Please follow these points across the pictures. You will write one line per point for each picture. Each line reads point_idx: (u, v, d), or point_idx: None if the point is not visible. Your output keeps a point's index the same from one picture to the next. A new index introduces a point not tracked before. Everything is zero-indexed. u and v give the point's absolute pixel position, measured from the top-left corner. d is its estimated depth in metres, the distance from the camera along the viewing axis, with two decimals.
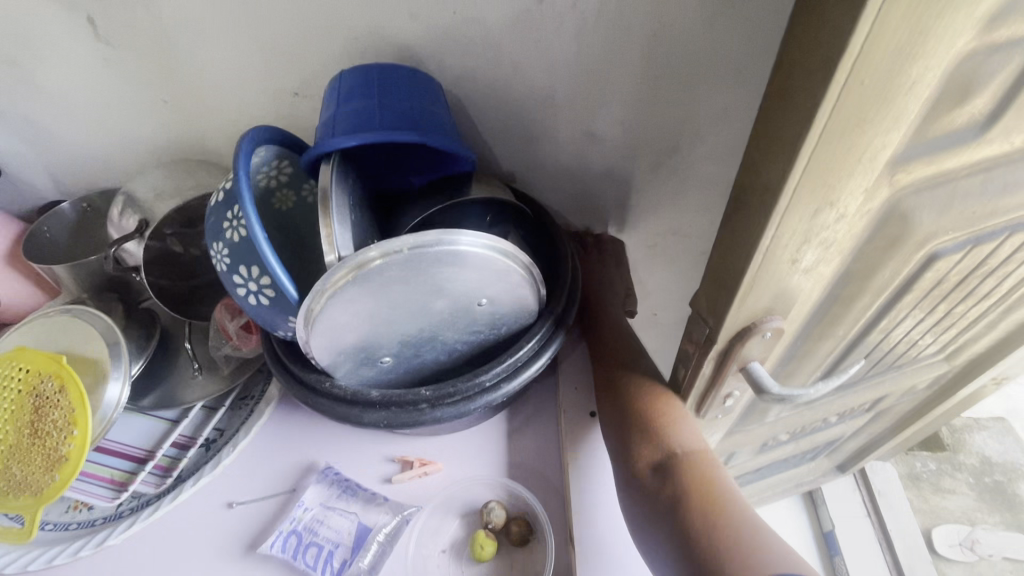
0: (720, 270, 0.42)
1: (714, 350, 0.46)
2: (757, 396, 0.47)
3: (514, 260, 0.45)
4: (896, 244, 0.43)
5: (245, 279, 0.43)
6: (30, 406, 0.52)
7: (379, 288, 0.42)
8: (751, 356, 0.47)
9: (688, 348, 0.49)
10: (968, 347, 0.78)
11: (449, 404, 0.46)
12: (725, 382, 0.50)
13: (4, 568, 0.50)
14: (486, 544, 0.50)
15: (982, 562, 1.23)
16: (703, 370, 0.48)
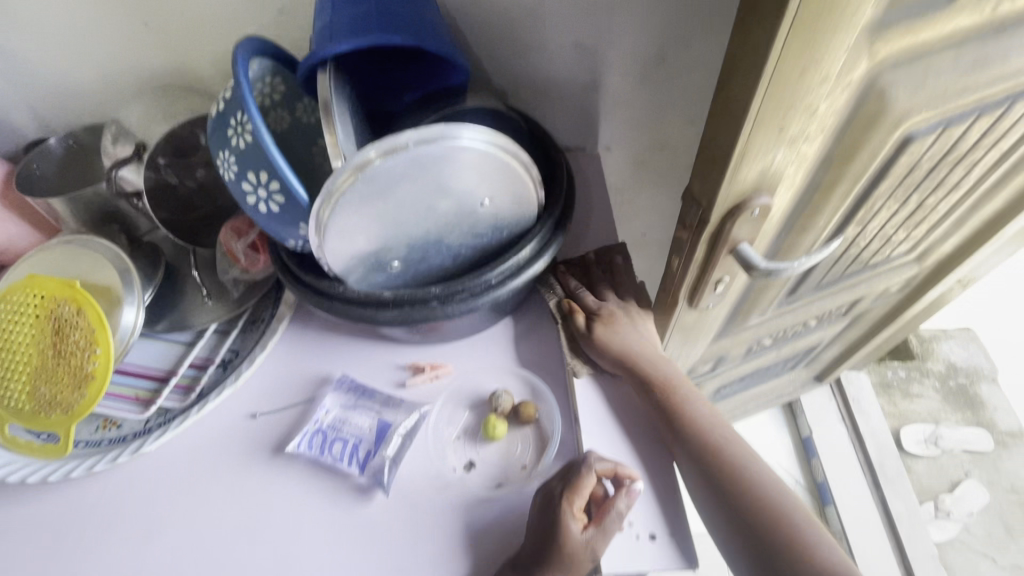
0: (712, 148, 0.45)
1: (707, 230, 0.49)
2: (747, 272, 0.51)
3: (514, 158, 0.47)
4: (875, 125, 0.46)
5: (255, 186, 0.44)
6: (50, 329, 0.54)
7: (384, 190, 0.44)
8: (740, 239, 0.51)
9: (682, 235, 0.53)
10: (938, 247, 0.83)
11: (459, 300, 0.50)
12: (717, 266, 0.54)
13: (48, 478, 0.53)
14: (498, 424, 0.56)
15: (943, 455, 1.35)
16: (696, 253, 0.52)
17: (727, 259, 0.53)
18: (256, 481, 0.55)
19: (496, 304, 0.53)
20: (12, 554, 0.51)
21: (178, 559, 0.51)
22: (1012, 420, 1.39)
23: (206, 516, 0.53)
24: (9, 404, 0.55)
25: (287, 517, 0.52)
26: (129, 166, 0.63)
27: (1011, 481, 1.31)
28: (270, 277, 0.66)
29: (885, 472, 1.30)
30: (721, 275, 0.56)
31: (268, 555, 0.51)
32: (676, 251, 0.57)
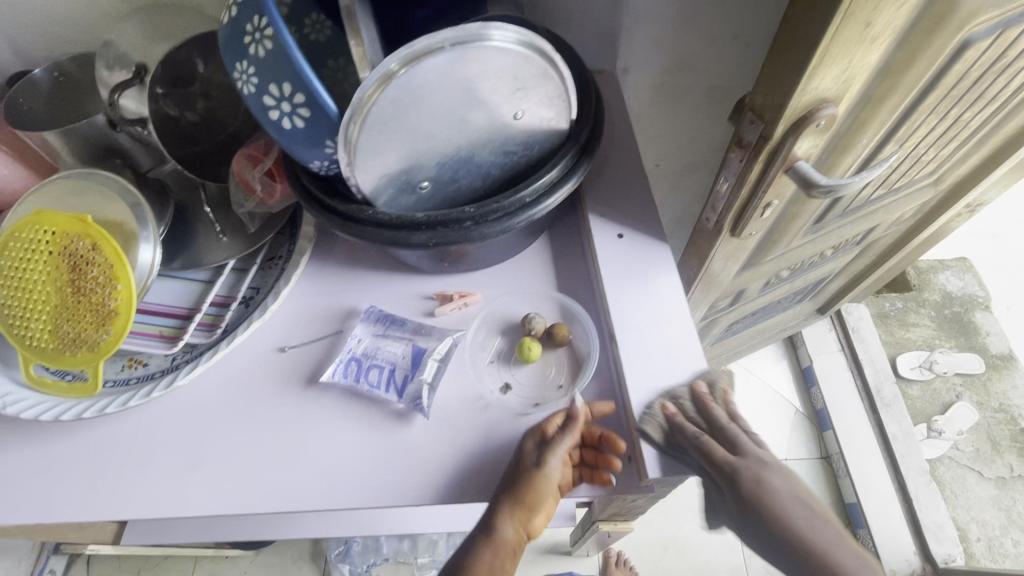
0: (782, 51, 0.42)
1: (765, 149, 0.47)
2: (807, 191, 0.49)
3: (550, 62, 0.44)
4: (941, 27, 0.44)
5: (278, 99, 0.42)
6: (66, 265, 0.52)
7: (414, 103, 0.42)
8: (799, 156, 0.48)
9: (736, 155, 0.51)
10: (957, 169, 0.82)
11: (494, 220, 0.49)
12: (769, 189, 0.52)
13: (83, 414, 0.53)
14: (533, 347, 0.56)
15: (937, 379, 1.40)
16: (750, 174, 0.51)
17: (781, 181, 0.52)
18: (293, 412, 0.55)
19: (529, 225, 0.52)
20: (55, 491, 0.51)
21: (223, 488, 0.51)
22: (1003, 345, 1.44)
23: (246, 448, 0.53)
24: (32, 345, 0.53)
25: (328, 445, 0.53)
26: (130, 91, 0.60)
27: (1000, 401, 1.37)
28: (285, 212, 0.64)
29: (883, 396, 1.35)
30: (770, 199, 0.54)
31: (313, 480, 0.51)
32: (724, 173, 0.55)
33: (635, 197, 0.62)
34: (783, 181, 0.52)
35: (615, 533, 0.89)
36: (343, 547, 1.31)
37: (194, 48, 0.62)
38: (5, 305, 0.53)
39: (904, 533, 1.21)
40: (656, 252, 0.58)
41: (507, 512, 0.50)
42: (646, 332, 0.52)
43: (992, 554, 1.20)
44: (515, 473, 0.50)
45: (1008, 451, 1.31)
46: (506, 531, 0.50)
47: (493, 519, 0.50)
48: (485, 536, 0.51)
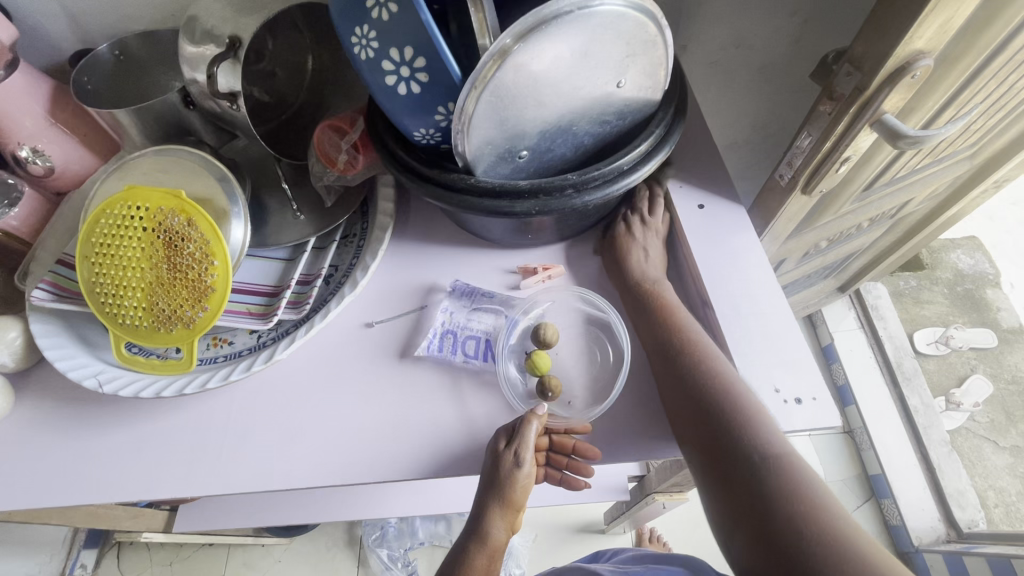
0: (893, 4, 0.43)
1: (859, 101, 0.49)
2: (894, 143, 0.49)
3: (658, 30, 0.45)
4: None
5: (398, 64, 0.43)
6: (160, 241, 0.52)
7: (533, 74, 0.42)
8: (885, 110, 0.50)
9: (825, 107, 0.53)
10: (993, 141, 0.85)
11: (594, 188, 0.50)
12: (852, 144, 0.54)
13: (185, 390, 0.53)
14: (541, 360, 0.54)
15: (953, 353, 1.44)
16: (836, 127, 0.52)
17: (863, 137, 0.53)
18: (387, 384, 0.55)
19: (620, 195, 0.53)
20: (158, 467, 0.52)
21: (325, 461, 0.52)
22: (1014, 319, 1.48)
23: (345, 420, 0.53)
24: (126, 324, 0.53)
25: (425, 416, 0.53)
26: (225, 65, 0.55)
27: (1013, 373, 1.41)
28: (361, 187, 0.65)
29: (902, 369, 1.39)
30: (847, 155, 0.55)
31: (417, 451, 0.52)
32: (808, 128, 0.57)
33: (708, 165, 0.63)
34: (866, 135, 0.53)
35: (670, 504, 0.90)
36: (379, 532, 1.32)
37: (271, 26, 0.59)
38: (97, 285, 0.53)
39: (928, 501, 1.25)
40: (736, 218, 0.59)
41: (500, 515, 0.51)
42: (739, 297, 0.54)
43: (1009, 519, 1.24)
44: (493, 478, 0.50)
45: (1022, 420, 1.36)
46: (490, 526, 0.52)
47: (484, 519, 0.52)
48: (474, 533, 0.52)
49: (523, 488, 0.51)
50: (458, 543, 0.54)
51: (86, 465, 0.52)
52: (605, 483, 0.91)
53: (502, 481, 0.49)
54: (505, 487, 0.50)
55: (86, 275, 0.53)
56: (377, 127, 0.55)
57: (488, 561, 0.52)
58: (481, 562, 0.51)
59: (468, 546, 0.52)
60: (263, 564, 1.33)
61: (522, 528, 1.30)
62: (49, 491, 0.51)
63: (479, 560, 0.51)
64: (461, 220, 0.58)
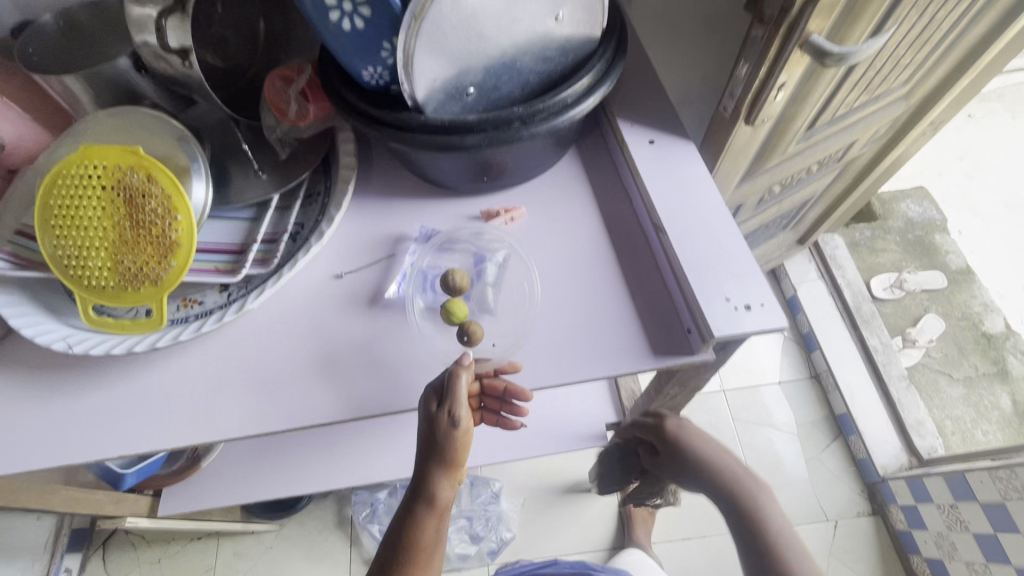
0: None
1: (786, 23, 0.51)
2: (821, 60, 0.51)
3: None
4: None
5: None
6: (121, 199, 0.52)
7: (468, 5, 0.45)
8: (812, 32, 0.52)
9: (758, 33, 0.55)
10: (924, 80, 0.89)
11: (540, 121, 0.52)
12: (786, 69, 0.56)
13: (157, 344, 0.54)
14: (456, 307, 0.56)
15: (907, 296, 1.51)
16: (768, 53, 0.54)
17: (795, 59, 0.55)
18: (360, 329, 0.57)
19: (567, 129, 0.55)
20: (136, 421, 0.53)
21: (303, 405, 0.53)
22: (961, 262, 1.56)
23: (319, 367, 0.55)
24: (93, 285, 0.53)
25: (399, 354, 0.55)
26: (174, 19, 0.56)
27: (963, 310, 1.49)
28: (318, 145, 0.66)
29: (862, 314, 1.46)
30: (784, 80, 0.57)
31: (393, 388, 0.54)
32: (745, 57, 0.59)
33: (653, 105, 0.65)
34: (798, 60, 0.55)
35: None
36: (369, 509, 1.33)
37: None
38: (60, 248, 0.53)
39: (890, 434, 1.32)
40: (685, 151, 0.62)
41: (442, 476, 0.54)
42: (690, 221, 0.57)
43: (965, 445, 1.32)
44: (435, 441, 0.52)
45: (973, 353, 1.44)
46: (436, 490, 0.54)
47: (427, 485, 0.53)
48: (420, 499, 0.54)
49: (461, 447, 0.53)
50: (402, 510, 0.55)
51: (61, 428, 0.53)
52: (584, 432, 0.94)
53: (438, 439, 0.52)
54: (443, 446, 0.52)
55: (46, 236, 0.53)
56: (327, 75, 0.57)
57: (436, 520, 0.55)
58: (430, 523, 0.54)
59: (416, 510, 0.54)
60: (254, 552, 1.33)
61: (510, 494, 1.33)
62: (25, 456, 0.51)
63: (428, 520, 0.54)
64: (418, 166, 0.60)
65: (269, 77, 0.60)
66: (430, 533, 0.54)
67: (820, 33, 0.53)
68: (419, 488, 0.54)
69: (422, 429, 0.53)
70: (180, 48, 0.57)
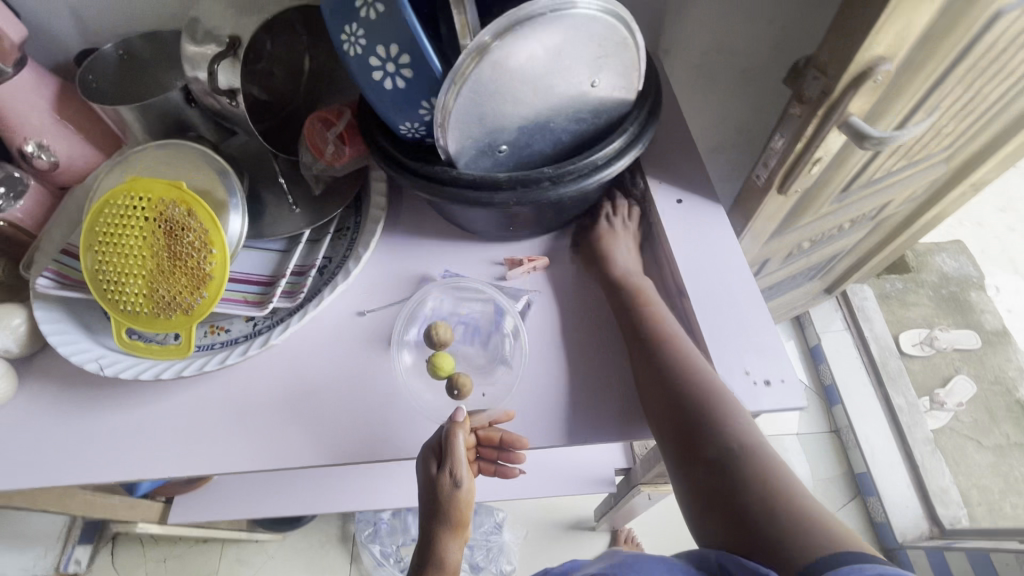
0: (852, 11, 0.45)
1: (826, 103, 0.51)
2: (860, 143, 0.51)
3: (630, 31, 0.47)
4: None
5: (383, 60, 0.46)
6: (162, 230, 0.55)
7: (507, 73, 0.45)
8: (851, 112, 0.51)
9: (796, 111, 0.54)
10: (967, 145, 0.87)
11: (569, 179, 0.52)
12: (824, 144, 0.55)
13: (183, 372, 0.55)
14: (443, 361, 0.55)
15: (937, 354, 1.46)
16: (807, 130, 0.54)
17: (833, 135, 0.54)
18: (378, 369, 0.58)
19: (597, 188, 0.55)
20: (155, 446, 0.54)
21: (316, 443, 0.54)
22: (997, 322, 1.51)
23: (336, 404, 0.55)
24: (127, 310, 0.55)
25: (414, 398, 0.56)
26: (226, 62, 0.58)
27: (996, 374, 1.44)
28: (351, 183, 0.67)
29: (888, 369, 1.42)
30: (820, 154, 0.57)
31: (404, 432, 0.54)
32: (782, 130, 0.58)
33: (683, 165, 0.65)
34: (836, 135, 0.55)
35: (655, 497, 0.92)
36: (371, 528, 1.34)
37: (276, 37, 0.62)
38: (100, 273, 0.55)
39: (911, 499, 1.27)
40: (716, 214, 0.62)
41: (448, 538, 0.52)
42: (717, 287, 0.56)
43: (992, 517, 1.26)
44: (440, 498, 0.51)
45: (1005, 420, 1.38)
46: (445, 553, 0.51)
47: (433, 548, 0.51)
48: (429, 567, 0.51)
49: (465, 505, 0.52)
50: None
51: (86, 447, 0.54)
52: (593, 475, 0.93)
53: (442, 497, 0.51)
54: (447, 505, 0.51)
55: (88, 260, 0.55)
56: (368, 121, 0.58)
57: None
58: None
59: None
60: (256, 561, 1.34)
61: (513, 525, 1.32)
62: (50, 472, 0.53)
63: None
64: (446, 213, 0.61)
65: (309, 117, 0.62)
66: None
67: (861, 114, 0.52)
68: (426, 560, 0.51)
69: (423, 492, 0.52)
70: (229, 88, 0.60)
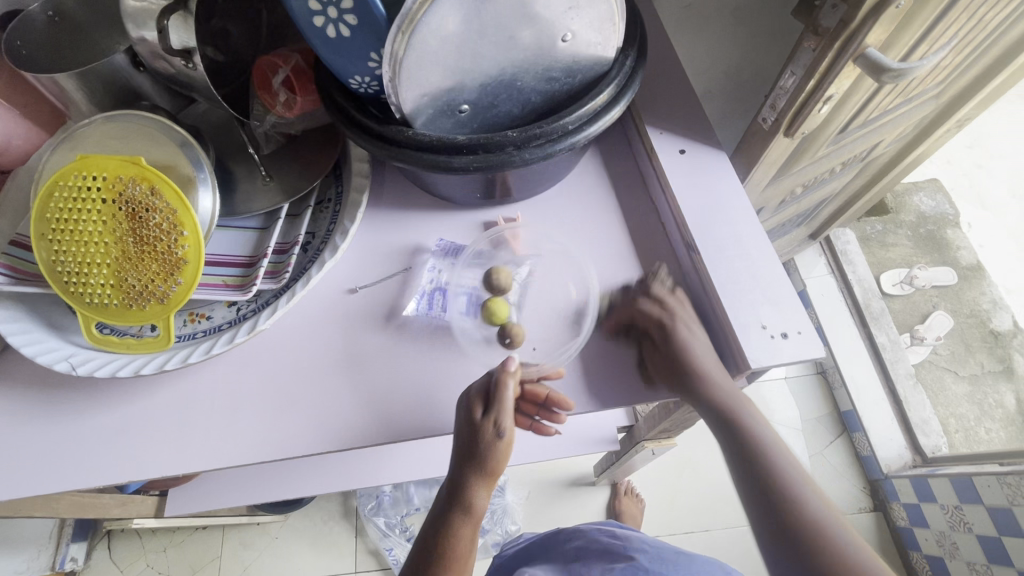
0: None
1: (844, 36, 0.47)
2: (877, 77, 0.48)
3: None
4: None
5: (325, 4, 0.41)
6: (123, 214, 0.49)
7: (461, 21, 0.41)
8: (869, 44, 0.48)
9: (810, 44, 0.51)
10: (958, 79, 0.85)
11: (536, 146, 0.48)
12: (836, 80, 0.52)
13: (165, 366, 0.51)
14: (501, 307, 0.57)
15: (916, 292, 1.49)
16: (820, 66, 0.51)
17: (848, 71, 0.51)
18: (375, 346, 0.55)
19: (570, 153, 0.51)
20: (145, 444, 0.51)
21: (318, 429, 0.51)
22: (972, 257, 1.55)
23: (336, 390, 0.52)
24: (94, 302, 0.50)
25: (419, 379, 0.53)
26: (176, 17, 0.51)
27: (971, 308, 1.48)
28: (321, 150, 0.62)
29: (871, 310, 1.45)
30: (830, 93, 0.54)
31: (410, 412, 0.52)
32: (792, 66, 0.55)
33: (685, 111, 0.62)
34: (851, 70, 0.52)
35: (658, 451, 0.93)
36: (375, 501, 1.33)
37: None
38: (58, 264, 0.50)
39: (895, 432, 1.32)
40: (719, 163, 0.59)
41: (480, 484, 0.53)
42: (726, 242, 0.54)
43: (968, 443, 1.33)
44: (479, 450, 0.51)
45: (979, 351, 1.43)
46: (473, 498, 0.53)
47: (465, 493, 0.53)
48: (456, 507, 0.53)
49: (500, 458, 0.52)
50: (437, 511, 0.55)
51: (69, 451, 0.50)
52: (596, 435, 0.93)
53: (478, 448, 0.50)
54: (483, 456, 0.51)
55: (42, 252, 0.49)
56: (319, 72, 0.53)
57: (471, 525, 0.54)
58: (466, 530, 0.54)
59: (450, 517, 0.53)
60: (260, 542, 1.33)
61: (515, 487, 1.33)
62: (32, 481, 0.49)
63: (465, 520, 0.53)
64: (426, 180, 0.57)
65: (259, 58, 0.56)
66: (464, 540, 0.54)
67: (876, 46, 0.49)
68: (455, 497, 0.53)
69: (460, 435, 0.51)
70: (183, 48, 0.53)
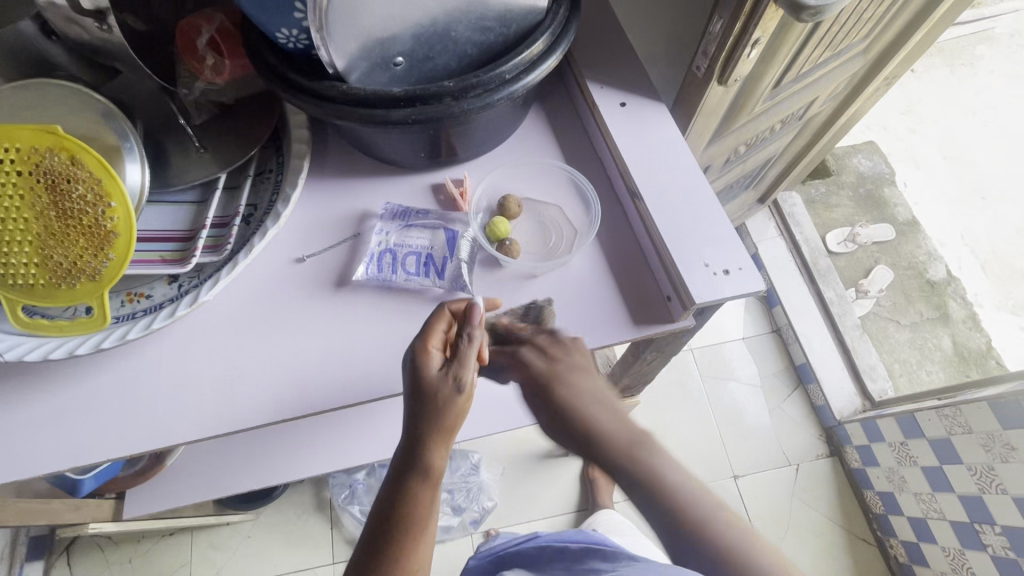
0: None
1: None
2: (797, 15, 0.50)
3: None
4: None
5: None
6: (43, 186, 0.47)
7: None
8: None
9: None
10: (881, 34, 0.90)
11: (473, 97, 0.47)
12: (762, 23, 0.54)
13: (103, 345, 0.49)
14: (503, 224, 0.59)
15: (859, 249, 1.57)
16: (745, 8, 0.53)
17: (771, 13, 0.53)
18: (326, 312, 0.54)
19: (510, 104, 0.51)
20: (88, 429, 0.48)
21: (272, 399, 0.50)
22: (909, 213, 1.63)
23: (288, 358, 0.51)
24: (20, 282, 0.48)
25: (372, 341, 0.53)
26: None
27: (909, 260, 1.57)
28: (257, 117, 0.60)
29: (819, 268, 1.51)
30: (757, 37, 0.56)
31: (367, 375, 0.51)
32: (720, 12, 0.57)
33: (623, 64, 0.63)
34: (774, 12, 0.54)
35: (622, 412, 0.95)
36: (348, 491, 1.31)
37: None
38: None
39: (845, 380, 1.39)
40: (658, 113, 0.60)
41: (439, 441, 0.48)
42: (668, 188, 0.55)
43: (912, 386, 1.41)
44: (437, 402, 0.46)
45: (919, 300, 1.52)
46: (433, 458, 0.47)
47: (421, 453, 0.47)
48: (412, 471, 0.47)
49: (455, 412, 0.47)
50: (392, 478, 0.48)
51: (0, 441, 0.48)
52: None
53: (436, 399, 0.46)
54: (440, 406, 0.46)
55: None
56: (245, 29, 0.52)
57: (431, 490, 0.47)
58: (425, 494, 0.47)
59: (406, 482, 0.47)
60: (230, 543, 1.29)
61: (489, 465, 1.34)
62: None
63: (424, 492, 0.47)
64: (367, 142, 0.56)
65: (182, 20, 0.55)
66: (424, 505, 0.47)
67: None
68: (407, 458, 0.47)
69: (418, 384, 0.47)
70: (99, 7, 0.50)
